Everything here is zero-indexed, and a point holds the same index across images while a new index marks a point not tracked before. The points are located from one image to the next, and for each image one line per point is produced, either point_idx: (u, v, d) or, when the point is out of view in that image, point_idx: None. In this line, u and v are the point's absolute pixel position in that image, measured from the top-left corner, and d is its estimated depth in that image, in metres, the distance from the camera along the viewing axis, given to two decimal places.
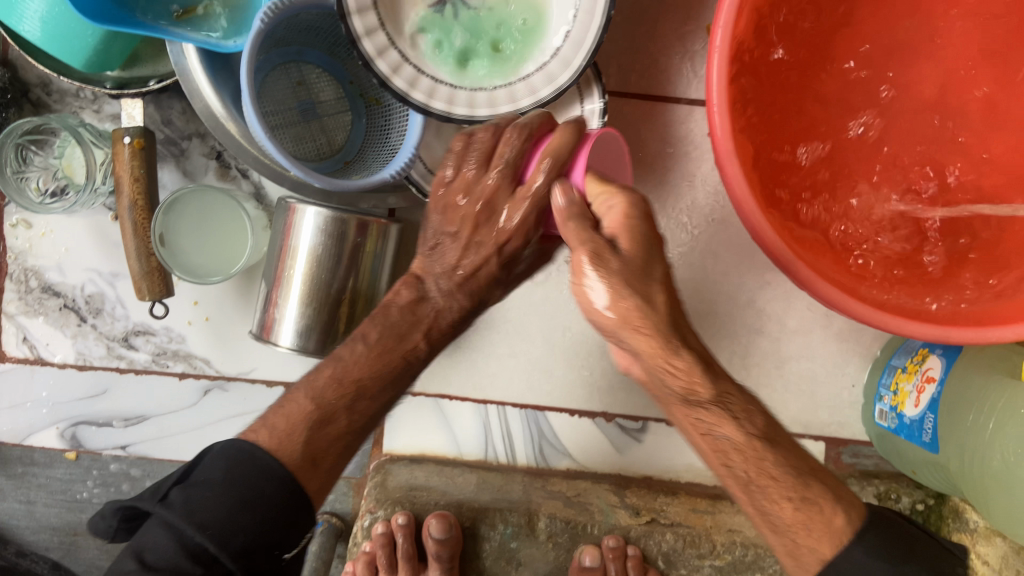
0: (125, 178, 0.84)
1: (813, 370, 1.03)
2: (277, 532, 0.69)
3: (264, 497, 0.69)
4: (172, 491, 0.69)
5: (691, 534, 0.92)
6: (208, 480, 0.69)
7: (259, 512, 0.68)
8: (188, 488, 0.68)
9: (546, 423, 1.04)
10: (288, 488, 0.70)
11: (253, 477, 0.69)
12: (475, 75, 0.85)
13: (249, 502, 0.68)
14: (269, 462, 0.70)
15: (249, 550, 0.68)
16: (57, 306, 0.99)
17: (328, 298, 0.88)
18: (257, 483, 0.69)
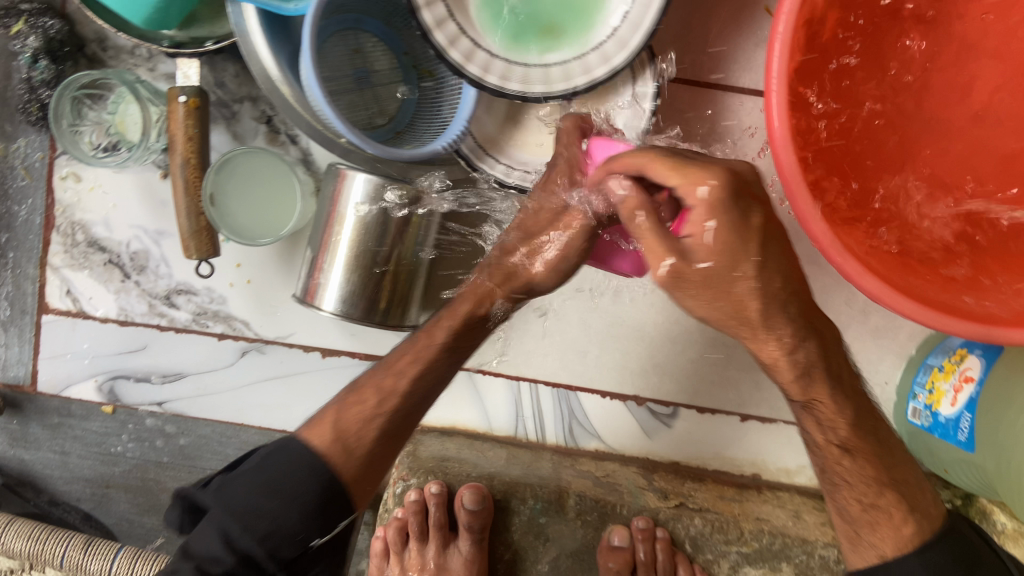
0: (179, 136, 0.85)
1: None
2: (316, 528, 0.74)
3: (296, 487, 0.74)
4: (216, 481, 0.77)
5: (720, 519, 0.93)
6: (245, 470, 0.76)
7: (300, 507, 0.73)
8: (231, 479, 0.75)
9: (577, 403, 1.05)
10: (329, 484, 0.75)
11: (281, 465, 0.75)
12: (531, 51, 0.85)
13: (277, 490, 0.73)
14: (309, 456, 0.75)
15: (273, 536, 0.72)
16: (101, 261, 1.00)
17: (373, 265, 0.90)
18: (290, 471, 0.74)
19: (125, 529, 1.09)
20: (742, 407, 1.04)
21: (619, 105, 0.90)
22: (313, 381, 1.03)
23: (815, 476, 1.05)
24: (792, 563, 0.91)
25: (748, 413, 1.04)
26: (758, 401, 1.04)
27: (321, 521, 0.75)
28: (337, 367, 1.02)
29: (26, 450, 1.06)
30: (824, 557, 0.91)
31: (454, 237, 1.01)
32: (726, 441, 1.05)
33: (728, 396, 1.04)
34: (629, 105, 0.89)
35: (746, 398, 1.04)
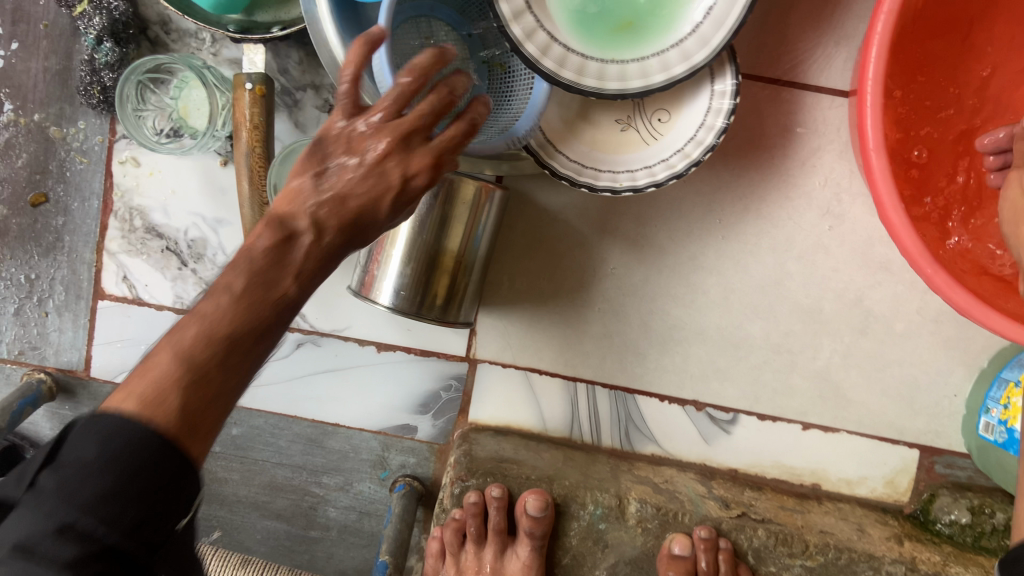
0: (244, 123, 0.84)
1: (915, 376, 1.00)
2: None
3: None
4: None
5: (784, 531, 0.90)
6: None
7: None
8: None
9: (635, 407, 1.02)
10: None
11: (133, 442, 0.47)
12: (608, 46, 0.83)
13: (123, 458, 0.46)
14: None
15: None
16: (159, 248, 0.99)
17: (430, 258, 0.84)
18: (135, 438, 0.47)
19: None
20: (805, 416, 1.02)
21: (693, 105, 0.88)
22: (368, 376, 1.02)
23: (876, 488, 1.03)
24: None
25: (811, 421, 1.02)
26: (821, 410, 1.01)
27: None
28: (392, 362, 1.01)
29: None
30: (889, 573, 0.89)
31: (516, 233, 0.99)
32: (788, 449, 1.03)
33: (790, 404, 1.01)
34: (706, 105, 0.86)
35: (809, 407, 1.01)
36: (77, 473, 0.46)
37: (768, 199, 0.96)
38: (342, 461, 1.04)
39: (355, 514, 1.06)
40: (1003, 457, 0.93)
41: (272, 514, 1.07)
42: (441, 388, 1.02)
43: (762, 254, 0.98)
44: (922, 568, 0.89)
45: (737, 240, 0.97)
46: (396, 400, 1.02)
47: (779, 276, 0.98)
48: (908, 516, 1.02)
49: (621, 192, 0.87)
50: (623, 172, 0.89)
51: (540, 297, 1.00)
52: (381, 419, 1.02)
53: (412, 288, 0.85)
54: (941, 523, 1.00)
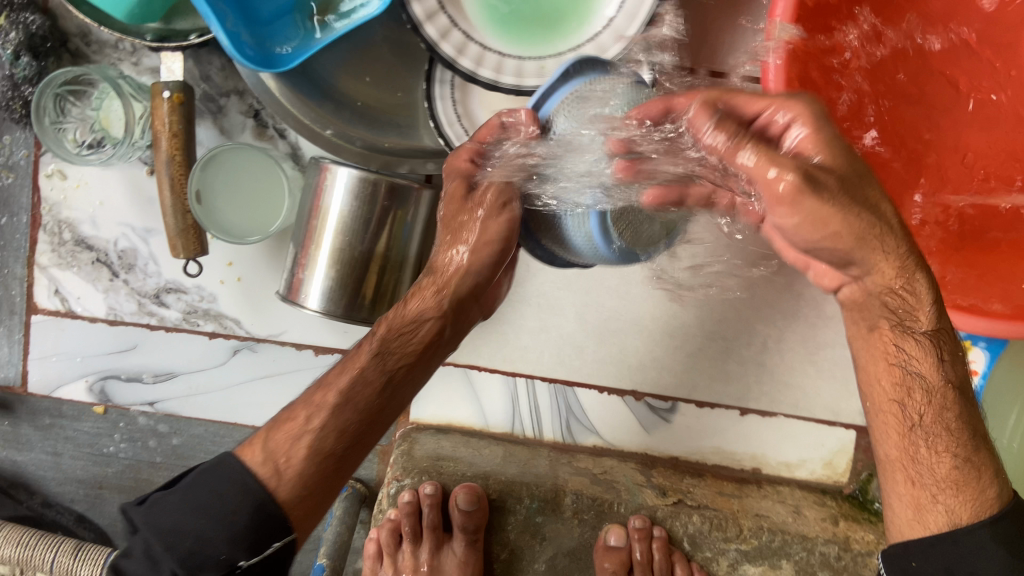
0: (164, 132, 0.83)
1: (849, 358, 1.01)
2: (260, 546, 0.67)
3: (228, 505, 0.67)
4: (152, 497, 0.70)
5: (718, 517, 0.91)
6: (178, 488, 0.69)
7: (229, 529, 0.66)
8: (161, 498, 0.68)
9: (575, 399, 1.03)
10: (259, 507, 0.67)
11: (217, 484, 0.68)
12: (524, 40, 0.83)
13: (208, 508, 0.67)
14: (248, 475, 0.69)
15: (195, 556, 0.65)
16: (89, 260, 0.98)
17: (355, 259, 0.84)
18: (223, 494, 0.68)
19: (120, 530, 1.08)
20: (742, 401, 1.03)
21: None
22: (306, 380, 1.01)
23: (815, 470, 1.04)
24: (791, 560, 0.90)
25: (748, 407, 1.03)
26: (758, 395, 1.02)
27: (253, 541, 0.67)
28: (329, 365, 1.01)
29: (18, 451, 1.05)
30: (823, 554, 0.90)
31: None
32: (727, 435, 1.04)
33: (727, 390, 1.02)
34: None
35: (746, 392, 1.02)
36: (160, 512, 0.67)
37: None
38: None
39: None
40: None
41: None
42: None
43: None
44: (855, 548, 0.90)
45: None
46: None
47: None
48: (847, 496, 1.04)
49: None
50: None
51: None
52: None
53: (337, 292, 0.84)
54: (878, 502, 1.03)
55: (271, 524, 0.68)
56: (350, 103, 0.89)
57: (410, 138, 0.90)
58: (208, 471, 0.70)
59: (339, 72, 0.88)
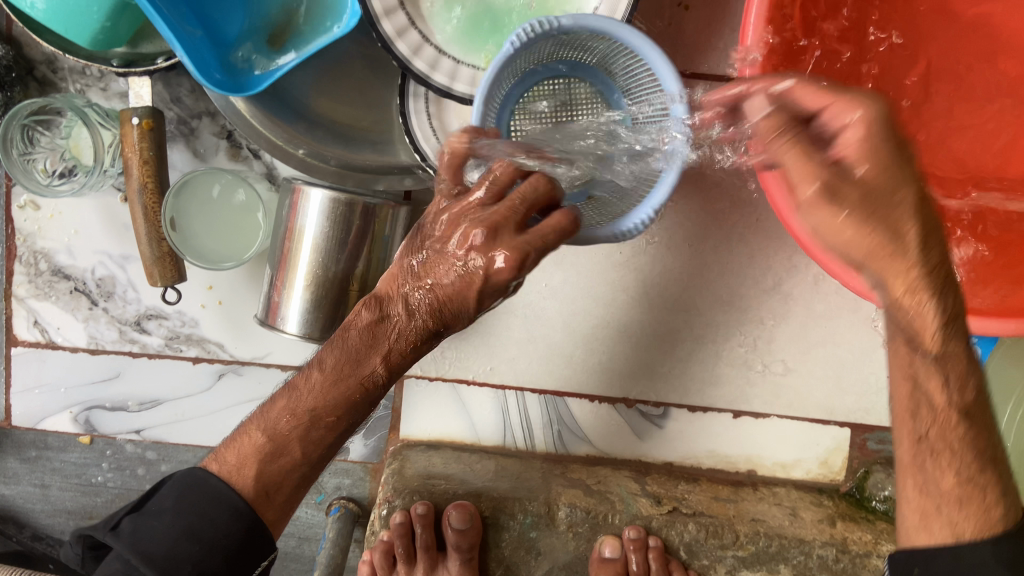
0: (134, 161, 0.82)
1: (842, 355, 1.00)
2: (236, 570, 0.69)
3: (217, 532, 0.68)
4: (125, 521, 0.69)
5: (714, 524, 0.90)
6: (160, 511, 0.68)
7: (221, 552, 0.68)
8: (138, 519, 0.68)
9: (566, 409, 1.02)
10: (250, 527, 0.70)
11: (205, 508, 0.69)
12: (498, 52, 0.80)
13: (199, 534, 0.67)
14: (231, 496, 0.70)
15: None
16: (67, 290, 0.97)
17: (331, 281, 0.83)
18: (211, 517, 0.68)
19: None
20: (734, 404, 1.02)
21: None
22: None
23: (811, 469, 1.03)
24: (790, 564, 0.89)
25: (740, 409, 1.02)
26: (749, 396, 1.01)
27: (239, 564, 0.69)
28: None
29: (5, 485, 1.04)
30: (821, 557, 0.89)
31: None
32: (720, 438, 1.03)
33: (718, 393, 1.01)
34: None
35: (737, 395, 1.01)
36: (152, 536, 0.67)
37: (681, 193, 0.95)
38: None
39: (296, 539, 1.07)
40: None
41: None
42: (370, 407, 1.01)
43: (677, 246, 0.97)
44: (853, 549, 0.89)
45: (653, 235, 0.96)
46: None
47: (696, 267, 0.97)
48: (844, 494, 1.03)
49: None
50: None
51: None
52: None
53: (314, 317, 0.83)
54: (876, 499, 1.01)
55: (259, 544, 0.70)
56: (323, 123, 0.87)
57: (386, 154, 0.88)
58: (186, 492, 0.70)
59: (309, 91, 0.86)
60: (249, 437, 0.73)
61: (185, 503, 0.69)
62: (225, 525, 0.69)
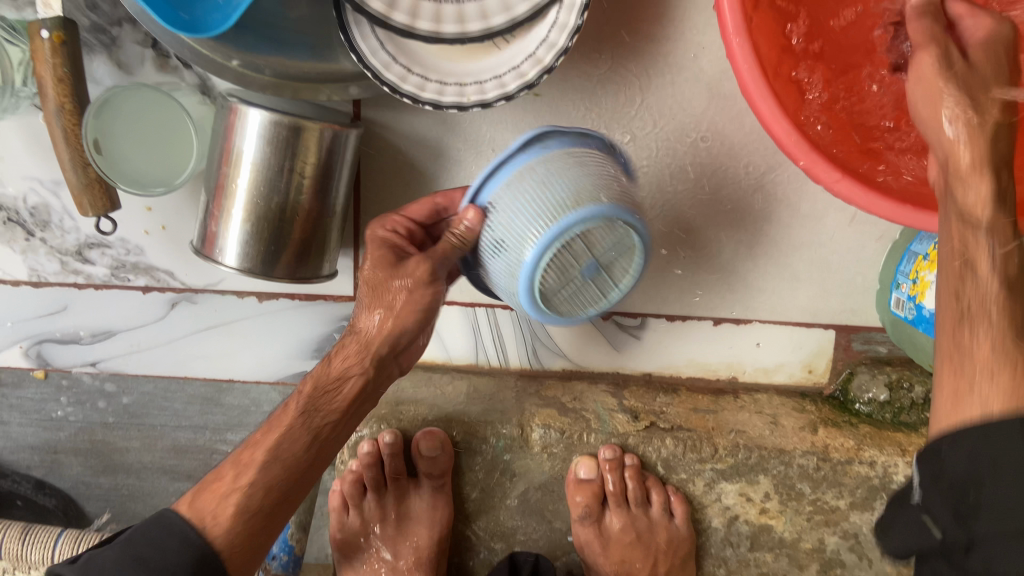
0: (48, 80, 0.73)
1: (826, 257, 0.95)
2: None
3: (166, 560, 0.63)
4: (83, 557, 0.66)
5: (692, 438, 0.87)
6: (118, 541, 0.66)
7: None
8: (96, 550, 0.65)
9: (539, 323, 0.97)
10: (201, 559, 0.65)
11: (163, 540, 0.65)
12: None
13: (146, 560, 0.64)
14: (182, 525, 0.66)
15: None
16: (0, 221, 0.90)
17: (272, 210, 0.77)
18: (164, 546, 0.65)
19: (84, 492, 1.04)
20: (715, 311, 0.97)
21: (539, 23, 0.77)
22: (253, 327, 0.96)
23: (794, 373, 1.00)
24: (769, 475, 0.88)
25: (721, 316, 0.98)
26: (730, 303, 0.97)
27: None
28: (274, 312, 0.95)
29: None
30: (802, 466, 0.87)
31: (372, 156, 0.89)
32: (700, 346, 0.99)
33: (699, 301, 0.97)
34: (550, 19, 0.75)
35: (719, 302, 0.97)
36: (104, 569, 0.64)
37: (656, 91, 0.87)
38: (245, 415, 1.00)
39: None
40: (915, 334, 0.90)
41: (182, 476, 1.03)
42: (334, 330, 0.95)
43: (653, 151, 0.90)
44: (834, 458, 0.87)
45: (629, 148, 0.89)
46: (288, 348, 0.97)
47: (673, 172, 0.91)
48: (828, 398, 1.01)
49: (470, 108, 0.78)
50: (473, 85, 0.78)
51: None
52: (276, 368, 0.98)
53: (257, 245, 0.78)
54: (860, 402, 0.99)
55: None
56: (254, 26, 0.77)
57: (328, 61, 0.80)
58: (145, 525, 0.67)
59: None
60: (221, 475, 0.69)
61: (147, 537, 0.65)
62: (174, 553, 0.64)
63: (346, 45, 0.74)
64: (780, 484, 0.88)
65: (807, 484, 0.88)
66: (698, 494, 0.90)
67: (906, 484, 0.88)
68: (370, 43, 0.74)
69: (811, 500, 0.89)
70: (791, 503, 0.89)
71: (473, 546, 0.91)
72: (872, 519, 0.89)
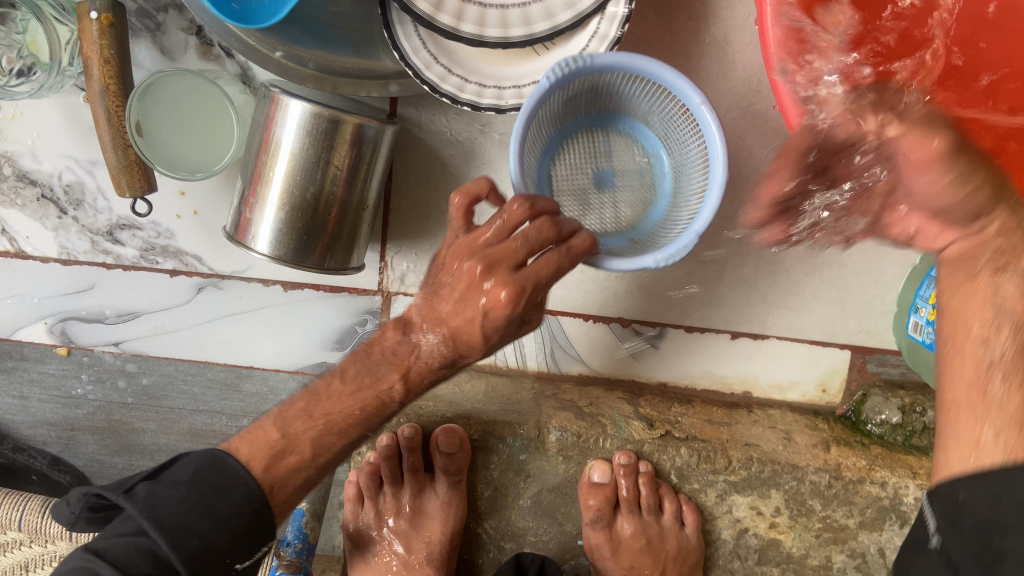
0: (94, 60, 0.74)
1: (844, 278, 0.96)
2: (242, 551, 0.66)
3: (229, 506, 0.65)
4: (138, 486, 0.65)
5: (707, 449, 0.88)
6: (176, 482, 0.65)
7: (229, 528, 0.64)
8: (153, 485, 0.65)
9: (559, 328, 0.98)
10: (261, 509, 0.66)
11: (216, 483, 0.65)
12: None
13: (212, 508, 0.64)
14: (246, 475, 0.67)
15: (195, 561, 0.63)
16: (34, 197, 0.91)
17: (307, 201, 0.78)
18: (227, 493, 0.65)
19: (98, 470, 1.05)
20: (733, 325, 0.98)
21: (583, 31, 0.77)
22: (277, 316, 0.97)
23: (808, 392, 1.01)
24: (781, 489, 0.88)
25: (739, 330, 0.99)
26: (749, 317, 0.98)
27: (245, 544, 0.66)
28: (298, 301, 0.96)
29: None
30: (814, 483, 0.88)
31: (404, 154, 0.90)
32: (715, 359, 1.00)
33: (718, 314, 0.98)
34: (591, 28, 0.76)
35: (737, 316, 0.98)
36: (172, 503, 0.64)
37: None
38: (262, 403, 1.01)
39: None
40: (930, 356, 0.91)
41: None
42: (356, 323, 0.97)
43: None
44: (846, 475, 0.88)
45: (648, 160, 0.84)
46: (310, 338, 0.98)
47: None
48: (840, 417, 1.01)
49: (506, 111, 0.79)
50: (511, 87, 0.79)
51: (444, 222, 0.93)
52: (295, 357, 0.99)
53: (289, 234, 0.79)
54: (873, 423, 1.00)
55: (268, 526, 0.68)
56: (301, 19, 0.79)
57: (370, 59, 0.81)
58: (205, 464, 0.66)
59: None
60: (263, 432, 0.70)
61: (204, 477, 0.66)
62: (234, 501, 0.65)
63: (390, 42, 0.76)
64: (791, 499, 0.89)
65: (817, 501, 0.89)
66: (709, 504, 0.91)
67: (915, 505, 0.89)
68: (413, 42, 0.76)
69: (821, 517, 0.90)
70: (800, 519, 0.90)
71: (482, 545, 0.92)
72: (880, 538, 0.90)
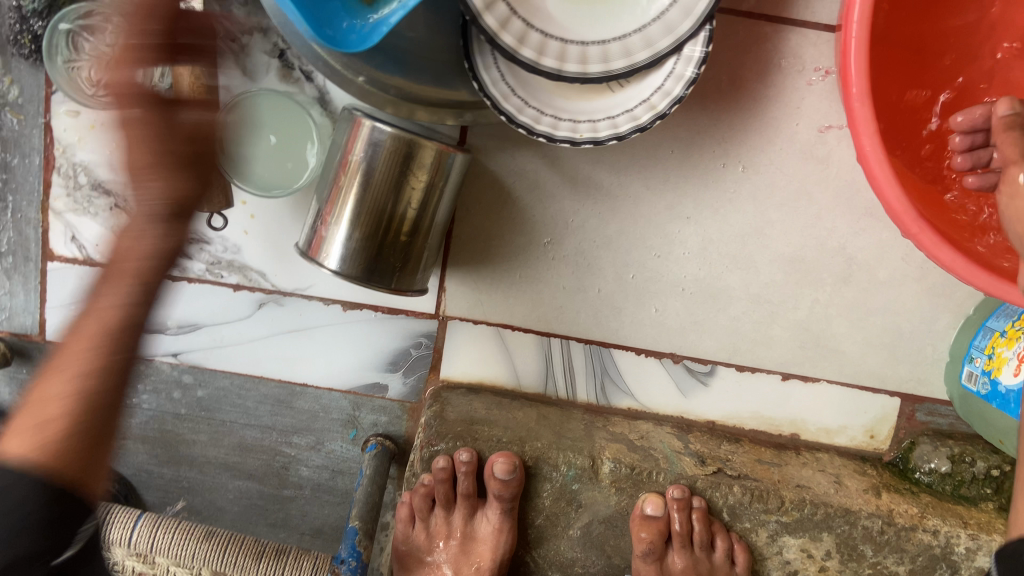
0: (185, 77, 0.77)
1: (897, 324, 0.97)
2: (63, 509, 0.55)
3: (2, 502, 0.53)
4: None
5: (759, 488, 0.88)
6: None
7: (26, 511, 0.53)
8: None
9: (611, 361, 0.99)
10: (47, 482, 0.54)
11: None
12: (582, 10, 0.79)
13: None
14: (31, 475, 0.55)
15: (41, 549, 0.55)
16: (107, 206, 0.93)
17: (381, 223, 0.80)
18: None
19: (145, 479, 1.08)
20: (784, 366, 0.99)
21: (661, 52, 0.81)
22: (335, 335, 0.98)
23: (856, 437, 1.01)
24: (833, 533, 0.88)
25: (790, 371, 0.99)
26: (801, 359, 0.99)
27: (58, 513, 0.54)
28: (356, 321, 0.97)
29: None
30: (866, 528, 0.88)
31: (472, 183, 0.92)
32: (764, 399, 1.00)
33: (770, 354, 0.99)
34: (667, 68, 0.78)
35: (788, 357, 0.99)
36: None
37: (754, 146, 0.90)
38: (312, 420, 1.02)
39: (328, 473, 1.05)
40: (984, 408, 0.91)
41: (244, 474, 1.06)
42: (411, 346, 0.98)
43: (740, 204, 0.92)
44: (899, 522, 0.87)
45: (698, 172, 0.91)
46: (365, 359, 0.99)
47: (759, 226, 0.93)
48: (887, 464, 1.02)
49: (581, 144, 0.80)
50: (585, 121, 0.81)
51: (506, 252, 0.94)
52: (349, 378, 1.00)
53: (361, 256, 0.80)
54: (920, 471, 0.99)
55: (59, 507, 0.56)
56: (385, 48, 0.81)
57: (445, 87, 0.84)
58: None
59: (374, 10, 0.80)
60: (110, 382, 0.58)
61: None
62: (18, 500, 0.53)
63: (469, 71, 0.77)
64: (842, 544, 0.89)
65: (869, 546, 0.89)
66: (759, 545, 0.91)
67: (966, 555, 0.89)
68: (493, 74, 0.78)
69: (871, 562, 0.90)
70: (851, 564, 0.90)
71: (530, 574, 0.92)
72: None
